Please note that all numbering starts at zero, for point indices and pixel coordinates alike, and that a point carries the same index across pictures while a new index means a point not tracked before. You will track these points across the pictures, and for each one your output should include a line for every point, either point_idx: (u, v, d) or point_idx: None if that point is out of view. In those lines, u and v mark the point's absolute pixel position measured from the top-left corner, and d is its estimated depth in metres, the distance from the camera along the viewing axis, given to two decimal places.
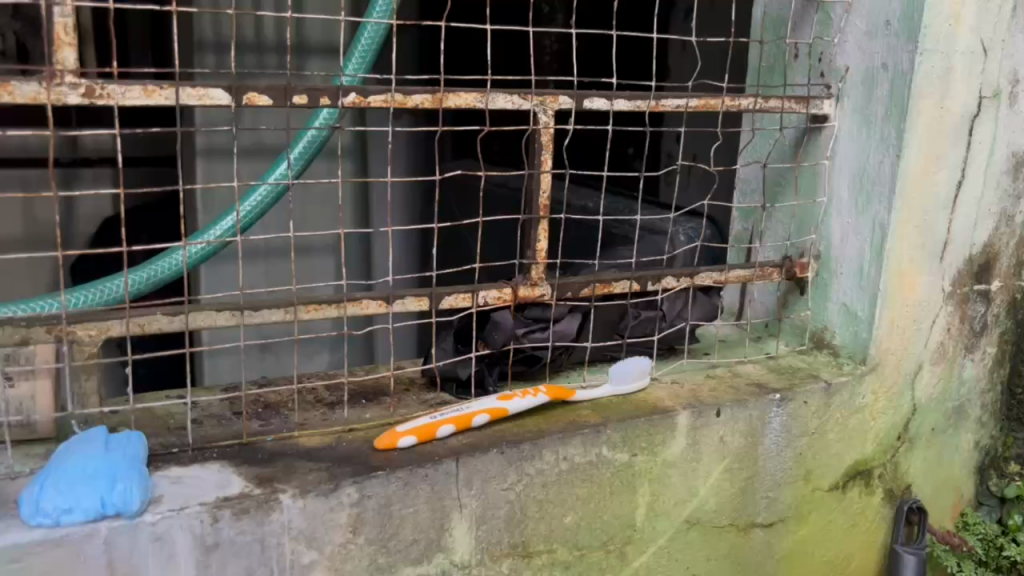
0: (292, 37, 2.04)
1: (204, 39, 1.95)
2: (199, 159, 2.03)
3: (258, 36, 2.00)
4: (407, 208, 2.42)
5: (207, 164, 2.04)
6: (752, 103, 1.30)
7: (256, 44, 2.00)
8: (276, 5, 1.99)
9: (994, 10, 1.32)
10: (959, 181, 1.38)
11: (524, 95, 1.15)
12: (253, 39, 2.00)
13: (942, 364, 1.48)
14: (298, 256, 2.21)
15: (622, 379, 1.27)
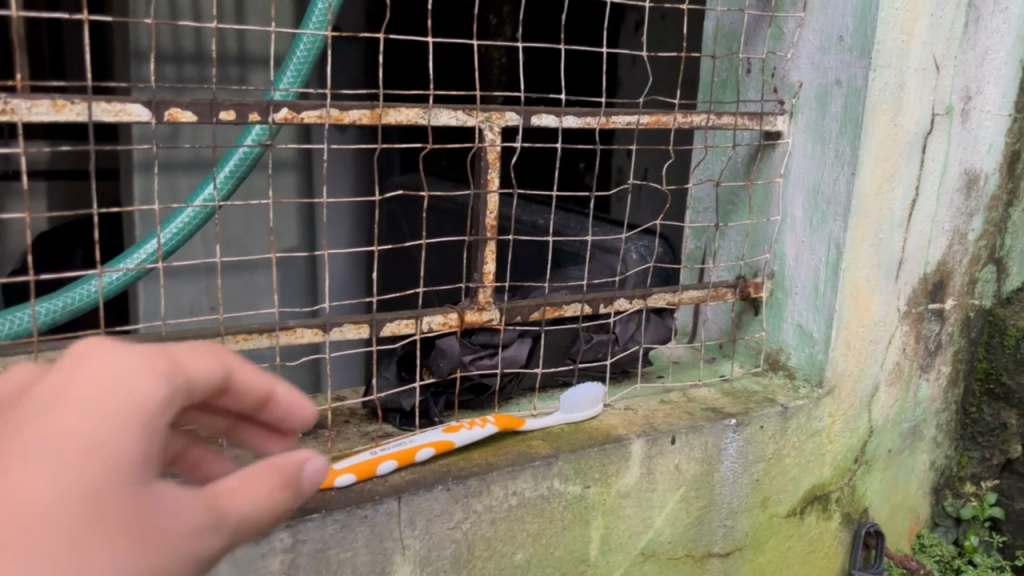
0: (230, 48, 1.97)
1: (139, 49, 1.87)
2: (136, 173, 1.94)
3: (196, 47, 1.93)
4: (351, 228, 2.36)
5: (144, 179, 1.95)
6: (704, 120, 1.27)
7: (194, 55, 1.93)
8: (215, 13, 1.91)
9: (945, 27, 1.31)
10: (912, 200, 1.36)
11: (469, 111, 1.09)
12: (191, 50, 1.92)
13: (898, 385, 1.46)
14: (241, 275, 2.12)
15: (574, 407, 1.22)
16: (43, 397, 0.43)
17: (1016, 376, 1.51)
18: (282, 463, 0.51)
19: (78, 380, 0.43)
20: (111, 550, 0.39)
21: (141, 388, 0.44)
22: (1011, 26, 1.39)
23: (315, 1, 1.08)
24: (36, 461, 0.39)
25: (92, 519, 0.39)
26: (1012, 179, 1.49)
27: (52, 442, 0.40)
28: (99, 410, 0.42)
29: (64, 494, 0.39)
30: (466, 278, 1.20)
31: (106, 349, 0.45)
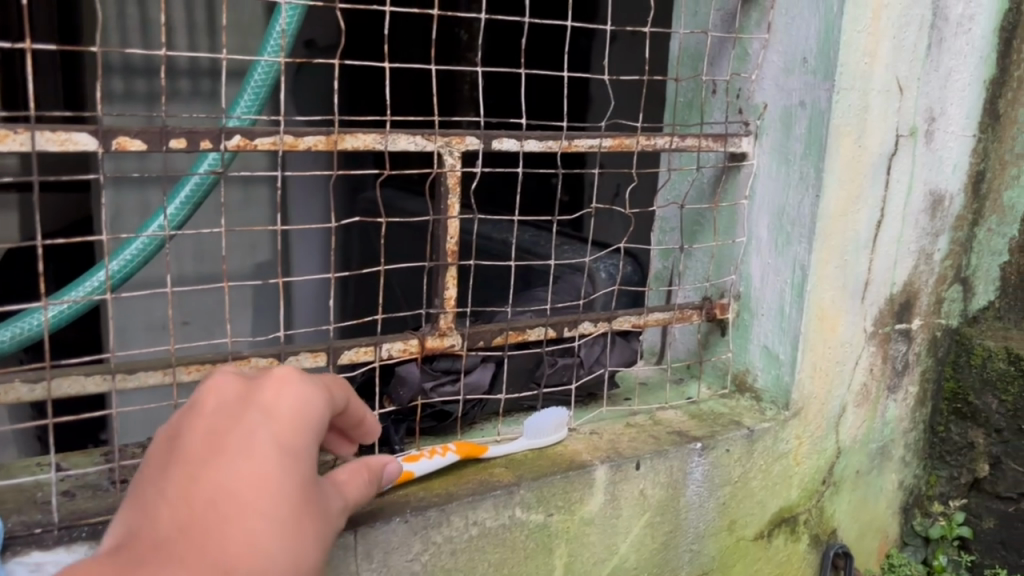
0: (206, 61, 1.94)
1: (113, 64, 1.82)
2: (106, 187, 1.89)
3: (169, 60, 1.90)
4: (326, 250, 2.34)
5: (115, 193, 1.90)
6: (668, 143, 1.26)
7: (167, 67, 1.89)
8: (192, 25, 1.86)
9: (907, 49, 1.31)
10: (877, 221, 1.36)
11: (428, 137, 1.08)
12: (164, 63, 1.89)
13: (866, 406, 1.45)
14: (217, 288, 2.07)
15: (538, 432, 1.20)
16: (264, 410, 0.65)
17: (983, 395, 1.51)
18: (372, 464, 0.83)
19: (284, 400, 0.67)
20: (314, 531, 0.61)
21: (318, 413, 0.68)
22: (974, 47, 1.39)
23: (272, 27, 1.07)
24: (269, 464, 0.61)
25: (305, 512, 0.61)
26: (977, 199, 1.50)
27: (281, 449, 0.63)
28: (306, 427, 0.66)
29: (291, 489, 0.61)
30: (427, 303, 1.18)
31: (296, 379, 0.69)
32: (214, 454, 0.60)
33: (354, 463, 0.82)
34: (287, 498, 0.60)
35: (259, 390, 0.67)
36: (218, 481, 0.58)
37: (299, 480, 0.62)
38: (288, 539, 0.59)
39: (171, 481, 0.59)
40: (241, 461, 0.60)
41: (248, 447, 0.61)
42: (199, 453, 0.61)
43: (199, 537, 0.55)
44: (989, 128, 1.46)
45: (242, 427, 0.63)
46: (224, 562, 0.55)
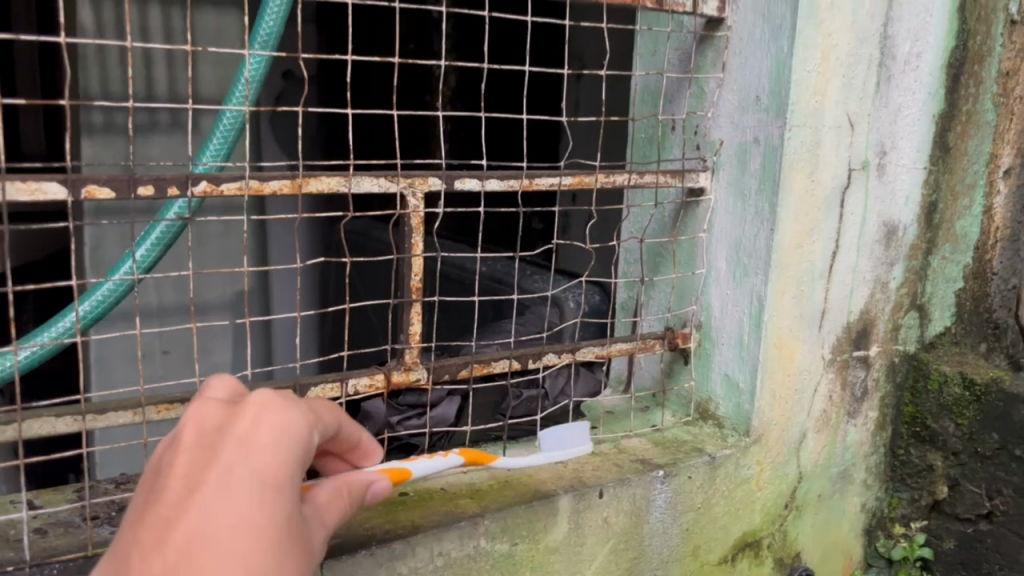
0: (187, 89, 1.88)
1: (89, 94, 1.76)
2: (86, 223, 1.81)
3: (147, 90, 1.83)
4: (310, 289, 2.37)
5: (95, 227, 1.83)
6: (627, 180, 1.31)
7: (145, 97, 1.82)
8: (167, 59, 1.85)
9: (857, 89, 1.36)
10: (832, 252, 1.40)
11: (391, 179, 1.12)
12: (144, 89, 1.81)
13: (826, 431, 1.49)
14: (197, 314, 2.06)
15: (556, 445, 1.29)
16: (243, 436, 0.59)
17: (940, 419, 1.55)
18: (352, 487, 0.75)
19: (266, 425, 0.60)
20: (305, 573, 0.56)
21: (305, 439, 0.62)
22: (922, 83, 1.44)
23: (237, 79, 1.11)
24: (254, 502, 0.55)
25: (299, 555, 0.56)
26: (931, 229, 1.55)
27: (266, 484, 0.57)
28: (293, 457, 0.60)
29: (280, 530, 0.55)
30: (392, 339, 1.22)
31: (276, 404, 0.62)
32: (192, 493, 0.54)
33: (333, 483, 0.73)
34: (276, 540, 0.54)
35: (236, 417, 0.60)
36: (202, 523, 0.52)
37: (287, 517, 0.56)
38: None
39: (148, 525, 0.53)
40: (226, 496, 0.54)
41: (230, 482, 0.55)
42: (177, 493, 0.55)
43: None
44: (939, 160, 1.52)
45: (220, 460, 0.57)
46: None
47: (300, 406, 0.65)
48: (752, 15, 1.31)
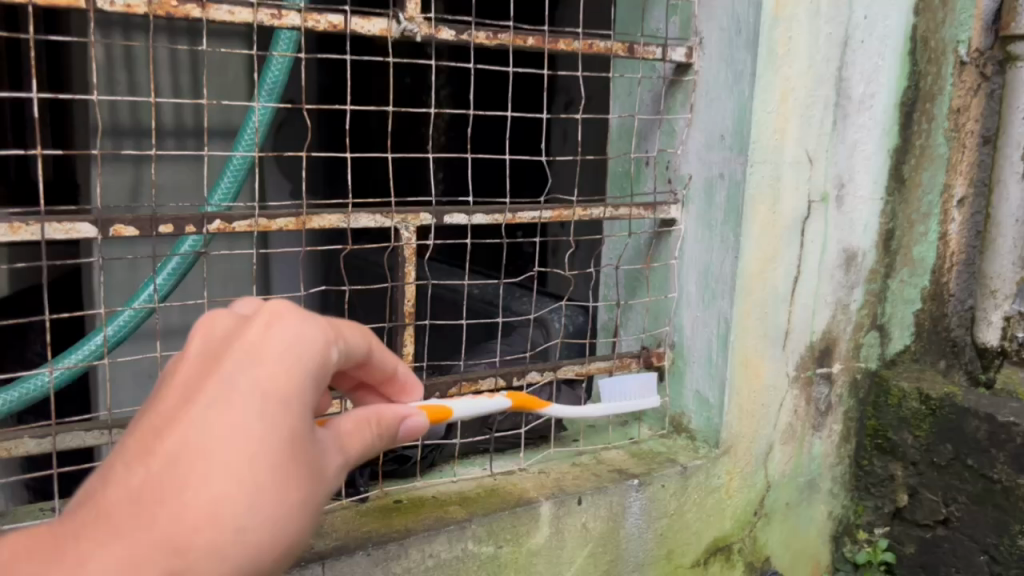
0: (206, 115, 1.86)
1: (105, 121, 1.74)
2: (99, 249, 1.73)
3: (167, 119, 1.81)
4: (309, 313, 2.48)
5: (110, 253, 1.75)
6: (603, 212, 1.42)
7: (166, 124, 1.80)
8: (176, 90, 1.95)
9: (814, 127, 1.48)
10: (794, 277, 1.52)
11: (387, 215, 1.23)
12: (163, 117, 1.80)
13: (792, 443, 1.61)
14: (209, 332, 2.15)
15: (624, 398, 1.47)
16: (246, 351, 0.61)
17: (899, 432, 1.66)
18: (384, 418, 0.75)
19: (271, 333, 0.62)
20: (299, 479, 0.59)
21: (315, 352, 0.64)
22: (876, 121, 1.57)
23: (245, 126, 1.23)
24: (245, 409, 0.57)
25: (289, 470, 0.58)
26: (889, 255, 1.66)
27: (263, 390, 0.59)
28: (297, 364, 0.62)
29: (272, 444, 0.58)
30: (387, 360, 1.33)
31: (286, 316, 0.64)
32: (184, 398, 0.58)
33: (362, 411, 0.73)
34: (264, 448, 0.57)
35: (243, 327, 0.63)
36: (191, 431, 0.56)
37: (281, 431, 0.58)
38: (259, 496, 0.56)
39: (141, 426, 0.57)
40: (217, 404, 0.57)
41: (224, 391, 0.58)
42: (172, 397, 0.58)
43: (160, 492, 0.53)
44: (895, 191, 1.63)
45: (217, 368, 0.60)
46: (170, 531, 0.52)
47: (313, 314, 0.66)
48: (717, 62, 1.43)
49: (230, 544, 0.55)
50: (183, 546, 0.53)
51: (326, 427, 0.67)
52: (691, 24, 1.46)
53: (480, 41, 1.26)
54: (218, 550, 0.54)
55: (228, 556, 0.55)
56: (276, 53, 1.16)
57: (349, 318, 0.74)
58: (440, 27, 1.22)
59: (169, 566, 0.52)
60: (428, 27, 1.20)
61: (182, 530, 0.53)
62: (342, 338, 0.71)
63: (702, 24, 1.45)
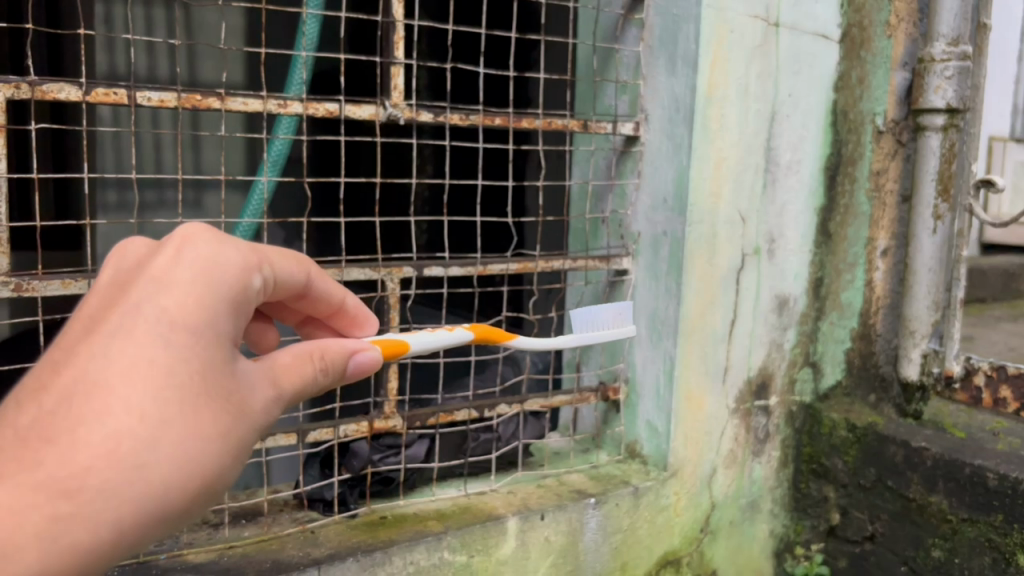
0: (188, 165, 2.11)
1: (105, 177, 2.02)
2: None
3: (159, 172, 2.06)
4: None
5: None
6: (563, 264, 1.64)
7: (155, 179, 2.07)
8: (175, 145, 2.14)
9: (746, 189, 1.71)
10: (731, 320, 1.74)
11: (375, 268, 1.45)
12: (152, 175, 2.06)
13: (733, 467, 1.82)
14: None
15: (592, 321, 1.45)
16: (156, 281, 0.69)
17: (831, 457, 1.86)
18: (327, 352, 0.83)
19: (180, 271, 0.70)
20: (203, 419, 0.67)
21: (222, 278, 0.72)
22: (803, 183, 1.80)
23: (251, 197, 1.43)
24: (143, 347, 0.65)
25: (196, 397, 0.66)
26: (818, 299, 1.88)
27: (164, 328, 0.66)
28: (205, 300, 0.69)
29: (176, 374, 0.65)
30: (375, 393, 1.54)
31: (194, 241, 0.72)
32: (91, 339, 0.65)
33: (306, 346, 0.82)
34: (161, 387, 0.64)
35: (154, 264, 0.71)
36: (95, 361, 0.64)
37: (186, 359, 0.66)
38: (161, 424, 0.64)
39: (48, 366, 0.65)
40: (117, 343, 0.65)
41: (125, 330, 0.65)
42: (82, 338, 0.66)
43: (59, 425, 0.61)
44: (822, 244, 1.85)
45: (125, 306, 0.67)
46: (59, 471, 0.60)
47: (230, 248, 0.74)
48: (660, 136, 1.66)
49: (124, 480, 0.62)
50: (73, 485, 0.60)
51: (259, 362, 0.76)
52: (638, 102, 1.70)
53: (454, 122, 1.48)
54: (111, 486, 0.62)
55: (125, 490, 0.62)
56: (279, 135, 1.41)
57: (283, 253, 0.85)
58: (420, 111, 1.45)
59: (60, 505, 0.60)
60: (410, 112, 1.43)
61: (71, 469, 0.60)
62: (270, 275, 0.80)
63: (648, 103, 1.69)
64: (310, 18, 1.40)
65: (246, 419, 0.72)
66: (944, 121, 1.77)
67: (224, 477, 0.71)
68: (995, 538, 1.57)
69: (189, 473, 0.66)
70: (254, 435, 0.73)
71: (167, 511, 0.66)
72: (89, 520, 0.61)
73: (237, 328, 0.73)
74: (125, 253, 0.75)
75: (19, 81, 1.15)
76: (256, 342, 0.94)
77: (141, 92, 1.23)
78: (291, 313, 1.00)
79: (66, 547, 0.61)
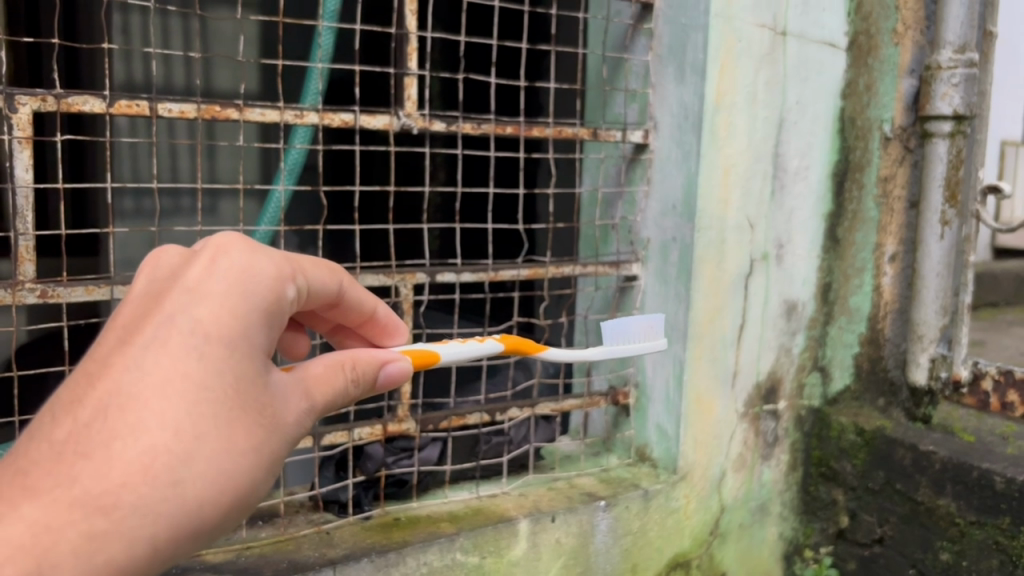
0: (204, 176, 2.15)
1: (123, 186, 2.06)
2: None
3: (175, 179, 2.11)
4: None
5: None
6: (572, 270, 1.67)
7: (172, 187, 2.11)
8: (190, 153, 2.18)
9: (755, 196, 1.73)
10: (740, 325, 1.76)
11: (389, 275, 1.48)
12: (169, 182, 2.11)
13: (743, 470, 1.84)
14: None
15: (611, 335, 1.41)
16: (190, 293, 0.72)
17: (840, 461, 1.88)
18: (360, 362, 0.86)
19: (214, 282, 0.72)
20: (236, 434, 0.70)
21: (256, 288, 0.74)
22: (812, 190, 1.82)
23: (266, 205, 1.46)
24: (178, 362, 0.67)
25: (229, 412, 0.69)
26: (827, 304, 1.90)
27: (198, 340, 0.69)
28: (239, 311, 0.72)
29: (209, 389, 0.68)
30: (388, 397, 1.56)
31: (228, 251, 0.74)
32: (126, 351, 0.68)
33: (337, 355, 0.84)
34: (194, 401, 0.67)
35: (189, 274, 0.73)
36: (130, 375, 0.66)
37: (220, 374, 0.69)
38: (194, 439, 0.67)
39: (83, 378, 0.68)
40: (152, 356, 0.67)
41: (160, 343, 0.68)
42: (116, 349, 0.69)
43: (95, 439, 0.64)
44: (830, 250, 1.87)
45: (159, 318, 0.70)
46: (94, 487, 0.62)
47: (264, 258, 0.76)
48: (668, 143, 1.69)
49: (158, 496, 0.65)
50: (108, 502, 0.63)
51: (293, 373, 0.79)
52: (647, 110, 1.73)
53: (466, 131, 1.52)
54: (145, 502, 0.64)
55: (159, 507, 0.65)
56: (295, 145, 1.44)
57: (315, 262, 0.87)
58: (433, 120, 1.48)
59: (96, 522, 0.62)
60: (423, 121, 1.47)
61: (106, 484, 0.63)
62: (304, 284, 0.83)
63: (656, 111, 1.71)
64: (325, 30, 1.43)
65: (279, 432, 0.74)
66: (951, 128, 1.78)
67: (257, 490, 0.73)
68: (1003, 541, 1.58)
69: (222, 487, 0.69)
70: (286, 447, 0.76)
71: (201, 525, 0.69)
72: (125, 536, 0.64)
73: (271, 339, 0.75)
74: (159, 261, 0.78)
75: (45, 93, 1.19)
76: (287, 349, 0.98)
77: (162, 104, 1.26)
78: (322, 322, 1.04)
79: (102, 563, 0.63)
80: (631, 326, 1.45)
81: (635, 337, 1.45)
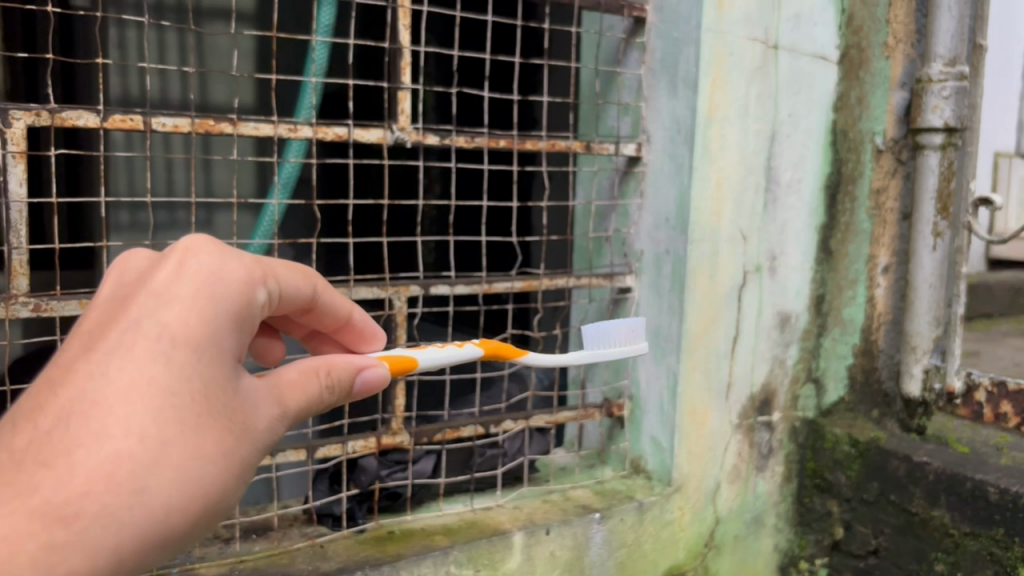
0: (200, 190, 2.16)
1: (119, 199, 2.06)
2: None
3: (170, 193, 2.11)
4: None
5: None
6: (565, 282, 1.68)
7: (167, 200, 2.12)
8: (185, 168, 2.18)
9: (747, 208, 1.74)
10: (733, 338, 1.77)
11: (383, 288, 1.48)
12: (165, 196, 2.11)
13: (737, 482, 1.85)
14: None
15: (595, 337, 1.42)
16: (157, 296, 0.72)
17: (834, 472, 1.88)
18: (335, 369, 0.87)
19: (181, 285, 0.72)
20: (203, 442, 0.70)
21: (223, 292, 0.74)
22: (803, 202, 1.82)
23: (260, 219, 1.46)
24: (143, 367, 0.68)
25: (195, 418, 0.69)
26: (820, 316, 1.90)
27: (164, 345, 0.69)
28: (207, 315, 0.72)
29: (175, 394, 0.68)
30: (381, 410, 1.56)
31: (194, 254, 0.74)
32: (89, 357, 0.68)
33: (311, 361, 0.85)
34: (159, 407, 0.67)
35: (156, 278, 0.73)
36: (94, 380, 0.66)
37: (186, 378, 0.69)
38: (159, 446, 0.67)
39: (45, 385, 0.67)
40: (117, 361, 0.67)
41: (126, 348, 0.68)
42: (80, 356, 0.68)
43: (58, 446, 0.64)
44: (823, 261, 1.88)
45: (126, 322, 0.70)
46: (55, 497, 0.62)
47: (233, 261, 0.77)
48: (662, 156, 1.70)
49: (121, 505, 0.65)
50: (68, 512, 0.62)
51: (265, 379, 0.79)
52: (640, 124, 1.74)
53: (460, 144, 1.52)
54: (107, 511, 0.64)
55: (122, 516, 0.65)
56: (289, 158, 1.44)
57: (288, 266, 0.88)
58: (427, 134, 1.49)
59: (54, 533, 0.62)
60: (416, 135, 1.47)
61: (66, 493, 0.63)
62: (275, 288, 0.83)
63: (650, 124, 1.73)
64: (319, 45, 1.44)
65: (248, 438, 0.75)
66: (942, 140, 1.79)
67: (225, 498, 0.74)
68: (996, 552, 1.58)
69: (188, 496, 0.69)
70: (255, 453, 0.76)
71: (167, 534, 0.69)
72: (86, 545, 0.64)
73: (240, 344, 0.76)
74: (127, 263, 0.78)
75: (39, 108, 1.19)
76: (262, 354, 0.98)
77: (156, 118, 1.27)
78: (297, 327, 1.04)
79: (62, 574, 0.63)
80: (613, 328, 1.45)
81: (617, 339, 1.46)
